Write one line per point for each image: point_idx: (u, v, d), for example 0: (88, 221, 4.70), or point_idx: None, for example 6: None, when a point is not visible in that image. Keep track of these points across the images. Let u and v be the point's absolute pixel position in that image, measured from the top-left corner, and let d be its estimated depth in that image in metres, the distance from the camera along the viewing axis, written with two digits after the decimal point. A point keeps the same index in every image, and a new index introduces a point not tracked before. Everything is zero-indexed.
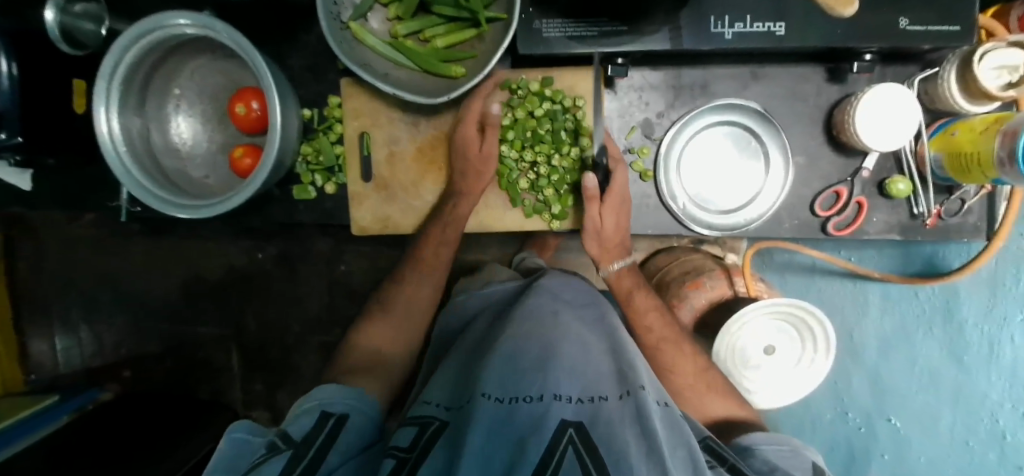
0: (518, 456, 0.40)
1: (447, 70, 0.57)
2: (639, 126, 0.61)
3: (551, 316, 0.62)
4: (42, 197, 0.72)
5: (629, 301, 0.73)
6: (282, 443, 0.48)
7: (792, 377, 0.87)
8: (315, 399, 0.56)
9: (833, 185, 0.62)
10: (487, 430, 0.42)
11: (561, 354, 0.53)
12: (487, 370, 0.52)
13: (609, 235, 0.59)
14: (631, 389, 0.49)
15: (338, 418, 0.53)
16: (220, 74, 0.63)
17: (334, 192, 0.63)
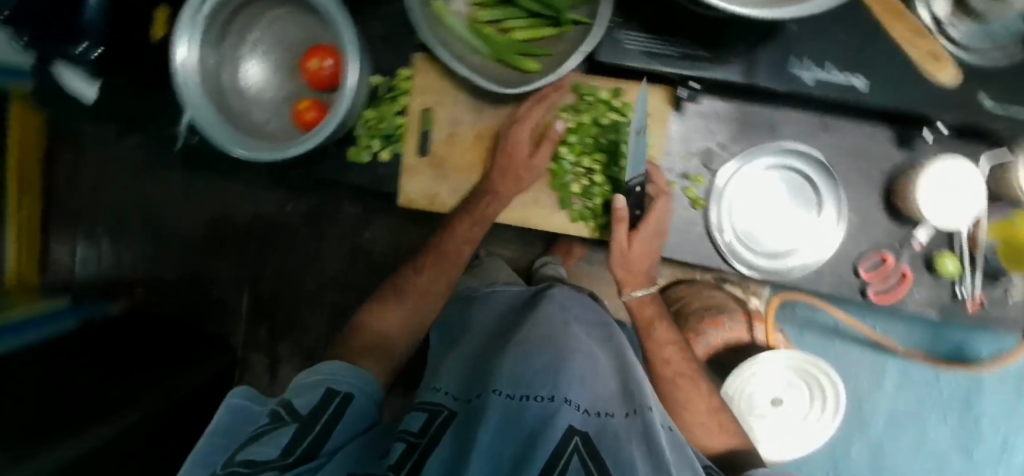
0: (523, 459, 0.38)
1: (521, 63, 0.57)
2: (698, 153, 0.61)
3: (567, 322, 0.59)
4: (103, 110, 0.72)
5: (648, 330, 0.67)
6: (286, 415, 0.43)
7: (796, 431, 0.86)
8: (321, 374, 0.49)
9: (881, 249, 0.62)
10: (495, 430, 0.41)
11: (571, 359, 0.51)
12: (501, 368, 0.50)
13: (636, 262, 0.57)
14: (639, 406, 0.46)
15: (343, 397, 0.47)
16: (301, 27, 0.64)
17: (388, 160, 0.64)
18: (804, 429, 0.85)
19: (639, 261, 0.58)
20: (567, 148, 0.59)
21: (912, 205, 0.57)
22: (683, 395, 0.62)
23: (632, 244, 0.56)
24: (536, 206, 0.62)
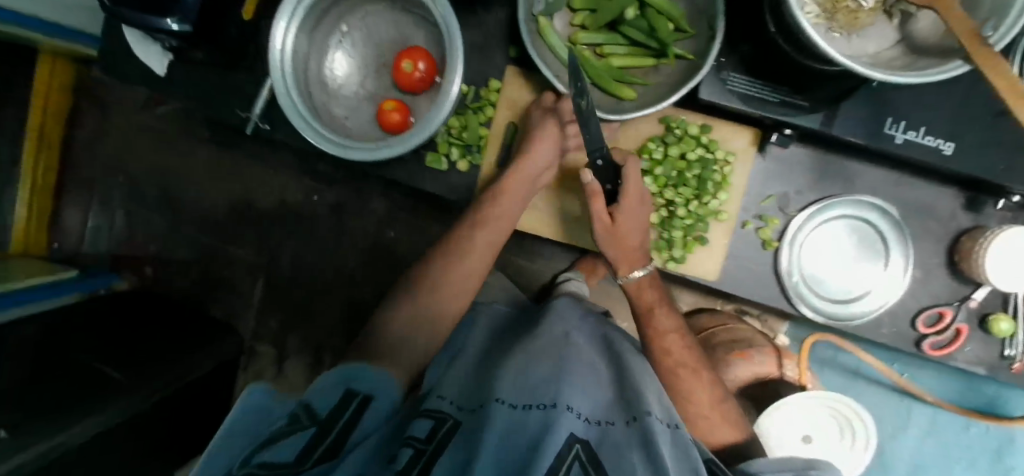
0: (525, 466, 0.37)
1: (617, 89, 0.58)
2: (776, 196, 0.61)
3: (564, 335, 0.59)
4: (167, 85, 0.71)
5: (648, 317, 0.61)
6: (306, 418, 0.40)
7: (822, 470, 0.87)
8: (340, 373, 0.45)
9: (939, 305, 0.63)
10: (499, 432, 0.41)
11: (572, 368, 0.51)
12: (502, 376, 0.50)
13: (625, 234, 0.56)
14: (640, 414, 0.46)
15: (363, 399, 0.44)
16: (394, 25, 0.63)
17: (465, 170, 0.63)
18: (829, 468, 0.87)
19: (631, 236, 0.56)
20: (650, 178, 0.59)
21: (979, 268, 0.57)
22: (685, 386, 0.58)
23: (615, 219, 0.56)
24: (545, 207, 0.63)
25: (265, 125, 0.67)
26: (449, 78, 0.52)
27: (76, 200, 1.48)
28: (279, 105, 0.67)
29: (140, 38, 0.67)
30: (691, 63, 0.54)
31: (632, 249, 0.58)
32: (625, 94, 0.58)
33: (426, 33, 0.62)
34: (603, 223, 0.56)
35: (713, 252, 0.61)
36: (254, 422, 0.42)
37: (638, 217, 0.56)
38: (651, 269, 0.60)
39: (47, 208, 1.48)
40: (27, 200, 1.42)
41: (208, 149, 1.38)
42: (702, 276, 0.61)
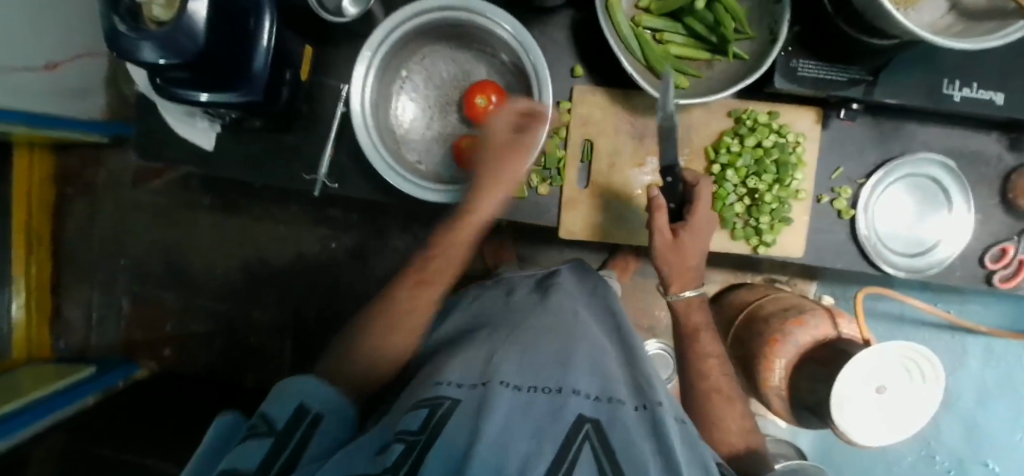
0: (531, 451, 0.34)
1: (674, 76, 0.59)
2: (843, 167, 0.65)
3: (574, 308, 0.57)
4: (216, 159, 0.67)
5: (694, 337, 0.68)
6: (264, 427, 0.40)
7: (899, 411, 0.91)
8: (293, 387, 0.44)
9: (1000, 241, 0.67)
10: (506, 416, 0.37)
11: (577, 346, 0.49)
12: (507, 359, 0.46)
13: (688, 251, 0.58)
14: (653, 399, 0.44)
15: (317, 414, 0.43)
16: (452, 62, 0.63)
17: (546, 193, 0.64)
18: (904, 408, 0.91)
19: (690, 258, 0.59)
20: (732, 171, 0.61)
21: None
22: (717, 412, 0.63)
23: (679, 239, 0.58)
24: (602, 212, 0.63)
25: (334, 184, 0.66)
26: (541, 107, 0.55)
27: (80, 291, 1.41)
28: (344, 160, 0.66)
29: (178, 111, 0.65)
30: (748, 64, 0.58)
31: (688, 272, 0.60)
32: (681, 85, 0.59)
33: (488, 66, 0.63)
34: (664, 239, 0.58)
35: (797, 230, 0.63)
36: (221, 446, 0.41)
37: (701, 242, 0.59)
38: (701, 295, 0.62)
39: (47, 306, 1.39)
40: (25, 301, 1.34)
41: (217, 216, 1.38)
42: (791, 255, 0.64)
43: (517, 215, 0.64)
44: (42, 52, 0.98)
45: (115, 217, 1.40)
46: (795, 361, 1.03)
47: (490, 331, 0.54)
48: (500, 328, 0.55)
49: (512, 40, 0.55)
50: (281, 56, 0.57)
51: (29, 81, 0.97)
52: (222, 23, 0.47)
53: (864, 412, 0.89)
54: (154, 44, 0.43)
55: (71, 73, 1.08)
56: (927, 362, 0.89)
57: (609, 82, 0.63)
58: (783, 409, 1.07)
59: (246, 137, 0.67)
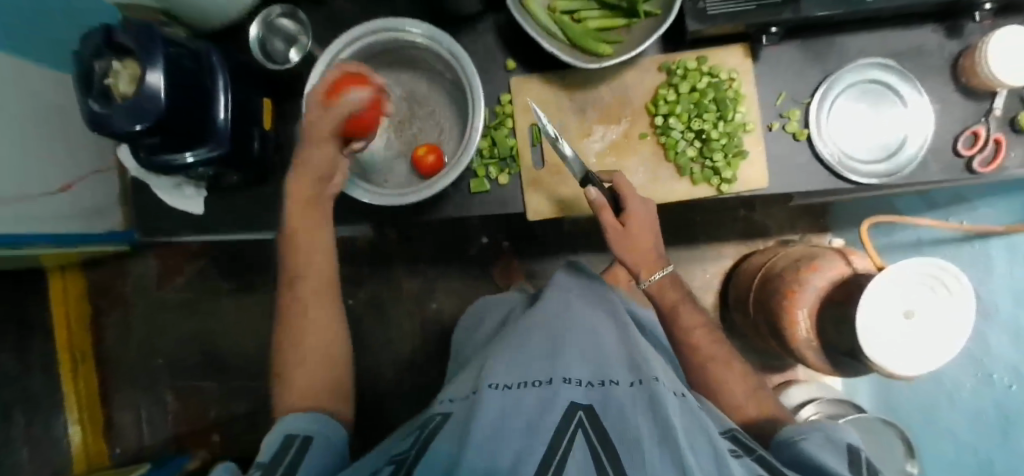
0: (525, 442, 0.43)
1: (597, 46, 0.62)
2: (786, 91, 0.66)
3: (564, 309, 0.70)
4: (214, 221, 0.74)
5: (675, 312, 0.74)
6: (252, 469, 0.43)
7: (936, 331, 0.86)
8: (278, 430, 0.49)
9: (970, 126, 0.66)
10: (504, 411, 0.47)
11: (566, 351, 0.59)
12: (502, 370, 0.56)
13: (640, 235, 0.61)
14: (645, 377, 0.52)
15: (305, 439, 0.48)
16: (398, 85, 0.69)
17: (506, 182, 0.68)
18: (936, 334, 0.86)
19: (643, 238, 0.61)
20: (674, 119, 0.63)
21: (984, 74, 0.60)
22: (715, 375, 0.68)
23: (627, 225, 0.60)
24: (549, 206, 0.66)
25: None
26: (472, 94, 0.58)
27: (126, 396, 1.46)
28: None
29: (170, 187, 0.73)
30: (660, 18, 0.60)
31: (647, 251, 0.62)
32: (602, 51, 0.62)
33: (429, 81, 0.68)
34: (613, 228, 0.61)
35: (755, 161, 0.64)
36: None
37: (648, 220, 0.62)
38: (668, 270, 0.63)
39: (98, 417, 1.44)
40: (77, 417, 1.39)
41: (238, 297, 1.45)
42: (756, 187, 0.65)
43: (485, 211, 0.68)
44: (53, 177, 1.08)
45: (148, 319, 1.48)
46: (819, 306, 0.99)
47: (490, 356, 0.65)
48: (499, 347, 0.65)
49: (430, 42, 0.61)
50: (244, 111, 0.65)
51: (49, 206, 1.07)
52: (179, 87, 0.55)
53: (895, 342, 0.84)
54: (123, 112, 0.51)
55: (94, 188, 1.17)
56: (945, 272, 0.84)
57: (541, 66, 0.67)
58: (822, 362, 1.00)
59: (231, 195, 0.74)
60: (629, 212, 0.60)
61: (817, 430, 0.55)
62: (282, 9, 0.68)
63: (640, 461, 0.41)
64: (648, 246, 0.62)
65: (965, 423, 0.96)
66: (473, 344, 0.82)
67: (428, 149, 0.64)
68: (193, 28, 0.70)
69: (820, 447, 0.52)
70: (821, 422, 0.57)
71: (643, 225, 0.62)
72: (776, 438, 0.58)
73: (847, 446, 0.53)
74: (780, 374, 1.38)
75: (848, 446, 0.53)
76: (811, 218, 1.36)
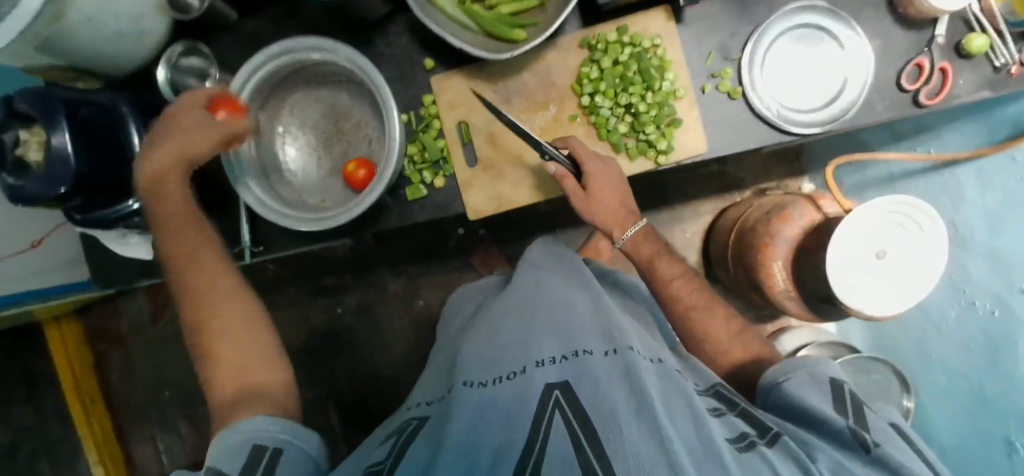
0: (505, 437, 0.39)
1: (511, 33, 0.60)
2: (715, 50, 0.64)
3: (533, 283, 0.65)
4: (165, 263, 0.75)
5: (652, 267, 0.68)
6: None
7: (914, 277, 0.72)
8: (242, 431, 0.48)
9: (913, 58, 0.62)
10: (473, 411, 0.43)
11: (536, 329, 0.54)
12: (470, 362, 0.52)
13: (608, 197, 0.63)
14: (618, 345, 0.49)
15: (273, 453, 0.47)
16: (318, 102, 0.70)
17: (443, 185, 0.68)
18: (913, 272, 0.72)
19: (607, 200, 0.64)
20: (600, 96, 0.63)
21: (918, 2, 0.57)
22: (701, 324, 0.64)
23: (588, 189, 0.62)
24: (501, 196, 0.67)
25: (260, 248, 0.72)
26: (382, 100, 0.59)
27: (140, 431, 1.41)
28: (264, 224, 0.72)
29: (114, 237, 0.73)
30: None
31: (614, 210, 0.65)
32: (516, 37, 0.60)
33: (349, 94, 0.70)
34: (579, 195, 0.63)
35: (691, 126, 0.63)
36: None
37: (610, 179, 0.63)
38: (640, 225, 0.68)
39: (118, 455, 1.40)
40: (98, 458, 1.36)
41: None
42: (695, 155, 0.64)
43: (429, 215, 0.69)
44: (24, 233, 1.03)
45: (145, 352, 1.41)
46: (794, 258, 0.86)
47: (461, 345, 0.60)
48: (469, 338, 0.59)
49: (327, 55, 0.62)
50: None
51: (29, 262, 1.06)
52: (90, 143, 0.55)
53: (866, 282, 0.71)
54: (39, 180, 0.52)
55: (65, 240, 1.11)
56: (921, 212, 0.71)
57: (459, 61, 0.68)
58: (802, 310, 0.88)
59: None
60: (589, 174, 0.62)
61: (799, 368, 0.52)
62: (182, 47, 0.69)
63: (619, 435, 0.36)
64: (618, 206, 0.65)
65: (952, 349, 0.86)
66: (447, 335, 0.76)
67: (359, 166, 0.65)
68: (102, 73, 0.69)
69: (803, 387, 0.50)
70: (801, 357, 0.54)
71: (609, 184, 0.63)
72: (759, 379, 0.56)
73: (830, 380, 0.51)
74: (771, 324, 1.23)
75: (831, 380, 0.51)
76: (784, 164, 1.22)
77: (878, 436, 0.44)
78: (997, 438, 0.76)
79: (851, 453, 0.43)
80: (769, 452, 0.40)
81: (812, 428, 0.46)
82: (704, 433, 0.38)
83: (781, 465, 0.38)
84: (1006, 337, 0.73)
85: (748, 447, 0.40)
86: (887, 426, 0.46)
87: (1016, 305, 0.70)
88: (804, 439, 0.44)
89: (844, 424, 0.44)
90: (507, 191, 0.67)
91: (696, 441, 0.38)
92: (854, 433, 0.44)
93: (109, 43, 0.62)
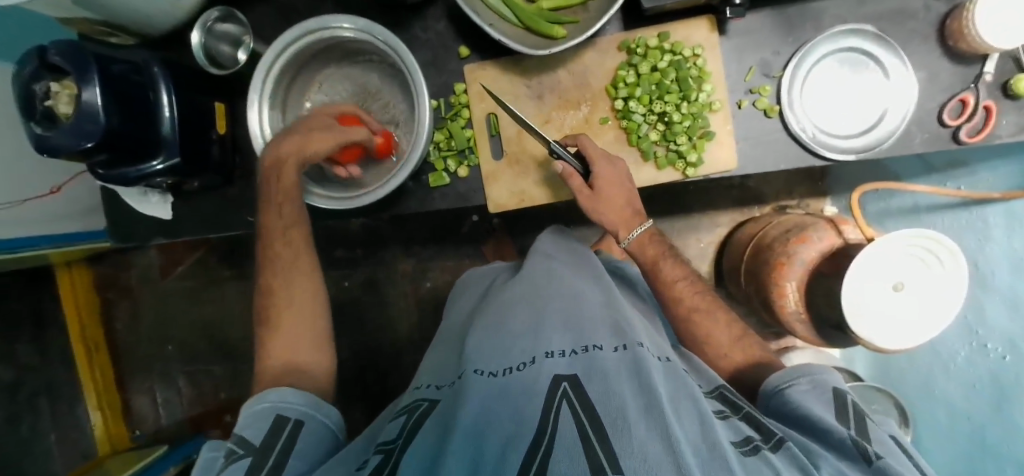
0: (515, 428, 0.39)
1: (551, 30, 0.59)
2: (756, 66, 0.63)
3: (545, 272, 0.64)
4: (182, 224, 0.76)
5: (656, 269, 0.68)
6: (240, 449, 0.46)
7: (930, 309, 0.71)
8: (268, 401, 0.51)
9: (957, 93, 0.60)
10: (482, 400, 0.43)
11: (547, 321, 0.53)
12: (479, 348, 0.52)
13: (616, 198, 0.63)
14: (628, 341, 0.48)
15: (295, 424, 0.50)
16: (347, 80, 0.71)
17: (466, 175, 0.69)
18: (935, 300, 0.71)
19: (615, 199, 0.63)
20: (634, 102, 0.63)
21: (971, 36, 0.55)
22: (702, 328, 0.64)
23: (595, 188, 0.62)
24: (523, 192, 0.67)
25: None
26: (414, 84, 0.58)
27: (141, 382, 1.43)
28: None
29: (135, 194, 0.74)
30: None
31: (621, 209, 0.64)
32: (555, 34, 0.59)
33: (379, 73, 0.70)
34: (585, 194, 0.63)
35: (723, 141, 0.63)
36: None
37: (618, 179, 0.63)
38: (647, 225, 0.68)
39: (117, 403, 1.42)
40: (96, 404, 1.39)
41: (236, 284, 1.39)
42: (724, 170, 0.63)
43: (449, 203, 0.69)
44: (40, 178, 1.04)
45: (153, 306, 1.43)
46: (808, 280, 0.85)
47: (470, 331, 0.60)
48: (480, 322, 0.58)
49: (360, 34, 0.61)
50: (193, 113, 0.65)
51: (42, 208, 1.05)
52: (119, 100, 0.55)
53: (882, 310, 0.70)
54: (67, 132, 0.52)
55: (79, 192, 1.14)
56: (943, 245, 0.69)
57: (495, 54, 0.67)
58: (810, 334, 0.87)
59: (198, 199, 0.76)
60: (596, 175, 0.62)
61: (803, 375, 0.52)
62: (219, 12, 0.69)
63: (626, 431, 0.35)
64: (625, 205, 0.64)
65: (958, 387, 0.84)
66: (454, 315, 0.76)
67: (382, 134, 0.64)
68: (140, 32, 0.70)
69: (806, 395, 0.50)
70: (805, 365, 0.54)
71: (613, 180, 0.63)
72: (762, 384, 0.56)
73: (833, 389, 0.51)
74: (775, 341, 1.21)
75: (835, 389, 0.51)
76: (808, 183, 1.20)
77: (879, 448, 0.43)
78: None
79: (854, 466, 0.41)
80: (774, 457, 0.39)
81: (814, 436, 0.46)
82: (711, 434, 0.38)
83: (785, 469, 0.38)
84: (1014, 380, 0.72)
85: (753, 450, 0.39)
86: (890, 439, 0.46)
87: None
88: (810, 448, 0.43)
89: (847, 434, 0.44)
90: (531, 186, 0.67)
91: (703, 443, 0.37)
92: (857, 443, 0.43)
93: (147, 3, 0.62)
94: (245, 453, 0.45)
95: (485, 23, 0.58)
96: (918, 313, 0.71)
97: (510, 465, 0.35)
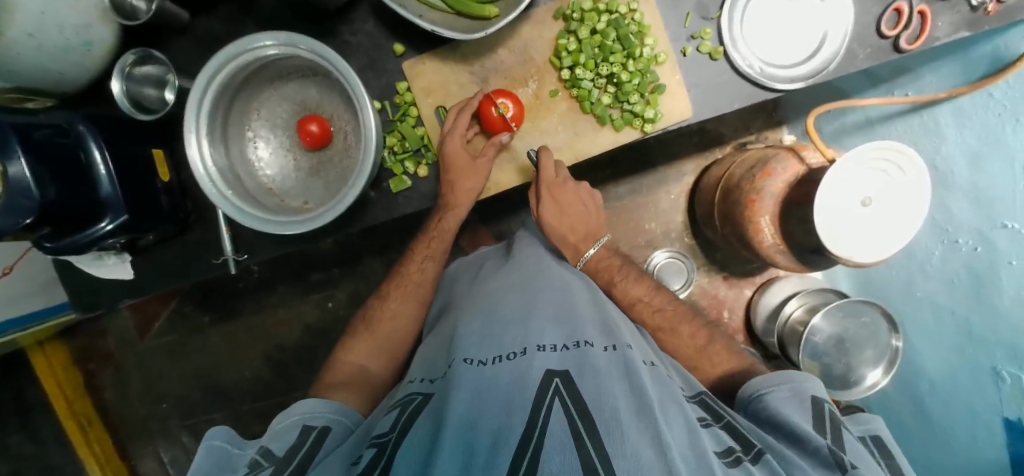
0: (504, 420, 0.37)
1: (481, 10, 0.58)
2: (693, 10, 0.62)
3: (535, 266, 0.65)
4: (148, 279, 0.73)
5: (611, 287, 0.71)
6: (263, 460, 0.47)
7: (899, 218, 0.73)
8: (297, 414, 0.54)
9: (891, 3, 0.60)
10: (472, 392, 0.41)
11: (534, 314, 0.53)
12: (466, 340, 0.51)
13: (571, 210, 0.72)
14: (617, 342, 0.49)
15: (319, 431, 0.52)
16: (285, 100, 0.68)
17: (427, 174, 0.68)
18: (897, 219, 0.73)
19: (569, 215, 0.72)
20: (581, 69, 0.62)
21: None
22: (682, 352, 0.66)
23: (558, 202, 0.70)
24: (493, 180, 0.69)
25: (244, 256, 0.71)
26: (353, 90, 0.56)
27: (143, 446, 1.39)
28: (242, 233, 0.71)
29: (89, 259, 0.71)
30: None
31: (578, 225, 0.73)
32: (488, 14, 0.57)
33: (315, 86, 0.68)
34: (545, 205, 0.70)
35: (675, 92, 0.63)
36: (216, 462, 0.47)
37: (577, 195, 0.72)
38: (600, 244, 0.74)
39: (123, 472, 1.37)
40: None
41: (217, 328, 1.35)
42: (681, 119, 0.63)
43: (415, 204, 0.69)
44: None
45: (137, 367, 1.38)
46: (780, 212, 0.85)
47: (456, 321, 0.60)
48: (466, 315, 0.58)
49: (287, 48, 0.59)
50: (131, 165, 0.62)
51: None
52: (52, 166, 0.52)
53: (855, 229, 0.71)
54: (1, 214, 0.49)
55: (33, 264, 1.05)
56: (902, 154, 0.70)
57: (431, 45, 0.65)
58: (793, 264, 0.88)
59: (157, 252, 0.73)
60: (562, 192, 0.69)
61: (784, 382, 0.53)
62: (135, 55, 0.64)
63: (619, 433, 0.35)
64: (572, 227, 0.73)
65: (938, 285, 0.85)
66: (449, 301, 0.73)
67: (314, 122, 0.64)
68: (56, 93, 0.65)
69: (783, 402, 0.51)
70: (789, 372, 0.54)
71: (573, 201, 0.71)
72: (740, 389, 0.57)
73: (813, 398, 0.51)
74: (760, 275, 1.20)
75: (815, 398, 0.52)
76: (764, 116, 1.20)
77: (854, 460, 0.44)
78: (986, 368, 0.76)
79: (828, 472, 0.42)
80: (755, 469, 0.39)
81: (791, 443, 0.46)
82: (697, 445, 0.38)
83: None
84: (988, 266, 0.73)
85: (735, 462, 0.39)
86: (862, 446, 0.47)
87: (996, 238, 0.71)
88: (788, 458, 0.43)
89: (824, 443, 0.44)
90: (499, 171, 0.69)
91: (692, 454, 0.37)
92: (833, 453, 0.43)
93: (55, 58, 0.58)
94: (266, 458, 0.47)
95: (414, 14, 0.56)
96: (891, 221, 0.73)
97: (500, 460, 0.34)
